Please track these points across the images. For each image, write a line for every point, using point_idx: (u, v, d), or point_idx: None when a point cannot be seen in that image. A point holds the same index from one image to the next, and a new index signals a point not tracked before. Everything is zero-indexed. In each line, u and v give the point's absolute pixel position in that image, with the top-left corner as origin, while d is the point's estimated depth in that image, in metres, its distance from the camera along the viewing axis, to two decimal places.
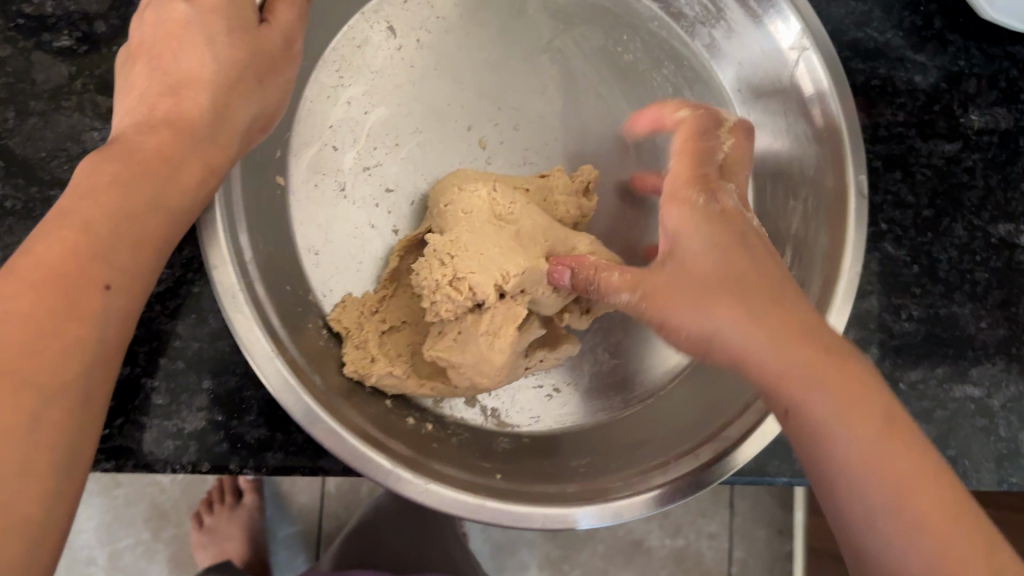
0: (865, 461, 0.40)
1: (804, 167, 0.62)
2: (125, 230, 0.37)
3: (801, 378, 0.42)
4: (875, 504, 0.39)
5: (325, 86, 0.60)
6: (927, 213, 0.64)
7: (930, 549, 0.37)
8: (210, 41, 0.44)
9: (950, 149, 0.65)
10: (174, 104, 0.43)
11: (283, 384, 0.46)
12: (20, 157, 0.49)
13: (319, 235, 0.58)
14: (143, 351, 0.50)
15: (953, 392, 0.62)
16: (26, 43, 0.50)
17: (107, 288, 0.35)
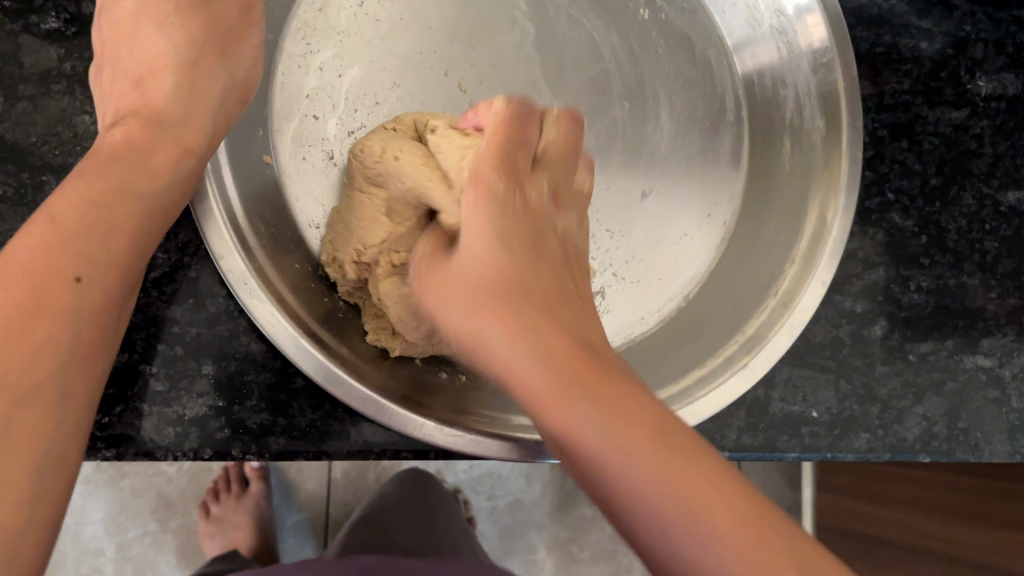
0: (599, 431, 0.33)
1: (800, 137, 0.63)
2: (93, 220, 0.37)
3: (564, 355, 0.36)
4: (600, 458, 0.32)
5: (297, 54, 0.57)
6: (935, 182, 0.63)
7: (687, 515, 0.30)
8: (161, 29, 0.47)
9: (958, 116, 0.64)
10: (140, 95, 0.44)
11: (298, 350, 0.47)
12: (10, 142, 0.48)
13: (314, 211, 0.57)
14: (141, 337, 0.49)
15: (963, 363, 0.61)
16: (13, 25, 0.49)
17: (78, 280, 0.35)
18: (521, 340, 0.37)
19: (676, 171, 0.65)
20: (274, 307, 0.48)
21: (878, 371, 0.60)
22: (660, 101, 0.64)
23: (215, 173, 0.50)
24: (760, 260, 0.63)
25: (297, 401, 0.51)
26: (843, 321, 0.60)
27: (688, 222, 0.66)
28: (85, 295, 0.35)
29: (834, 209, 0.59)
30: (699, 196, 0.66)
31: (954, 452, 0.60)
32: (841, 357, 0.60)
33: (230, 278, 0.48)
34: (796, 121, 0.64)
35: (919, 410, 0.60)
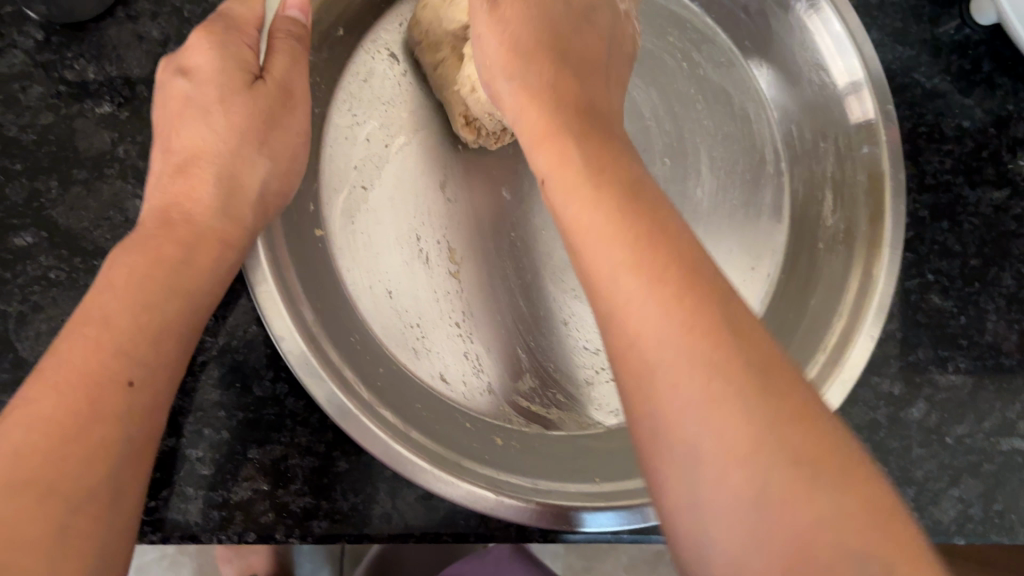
0: (655, 303, 0.32)
1: (844, 193, 0.61)
2: (145, 322, 0.37)
3: (748, 440, 0.29)
4: (696, 443, 0.30)
5: (349, 125, 0.59)
6: (974, 263, 0.63)
7: (799, 505, 0.28)
8: (206, 113, 0.45)
9: (999, 196, 0.64)
10: (185, 182, 0.44)
11: (326, 395, 0.47)
12: (64, 227, 0.48)
13: (368, 269, 0.56)
14: (189, 421, 0.50)
15: (1000, 446, 0.61)
16: (68, 110, 0.49)
17: (130, 384, 0.35)
18: (689, 356, 0.31)
19: (723, 225, 0.64)
20: (331, 385, 0.47)
21: (914, 453, 0.60)
22: (701, 157, 0.64)
23: (268, 232, 0.50)
24: (797, 320, 0.61)
25: (340, 484, 0.51)
26: (880, 402, 0.61)
27: (733, 278, 0.63)
28: (135, 401, 0.35)
29: (879, 267, 0.57)
30: (744, 249, 0.65)
31: (989, 535, 0.59)
32: (878, 440, 0.60)
33: (271, 326, 0.47)
34: (840, 168, 0.62)
35: (954, 492, 0.59)
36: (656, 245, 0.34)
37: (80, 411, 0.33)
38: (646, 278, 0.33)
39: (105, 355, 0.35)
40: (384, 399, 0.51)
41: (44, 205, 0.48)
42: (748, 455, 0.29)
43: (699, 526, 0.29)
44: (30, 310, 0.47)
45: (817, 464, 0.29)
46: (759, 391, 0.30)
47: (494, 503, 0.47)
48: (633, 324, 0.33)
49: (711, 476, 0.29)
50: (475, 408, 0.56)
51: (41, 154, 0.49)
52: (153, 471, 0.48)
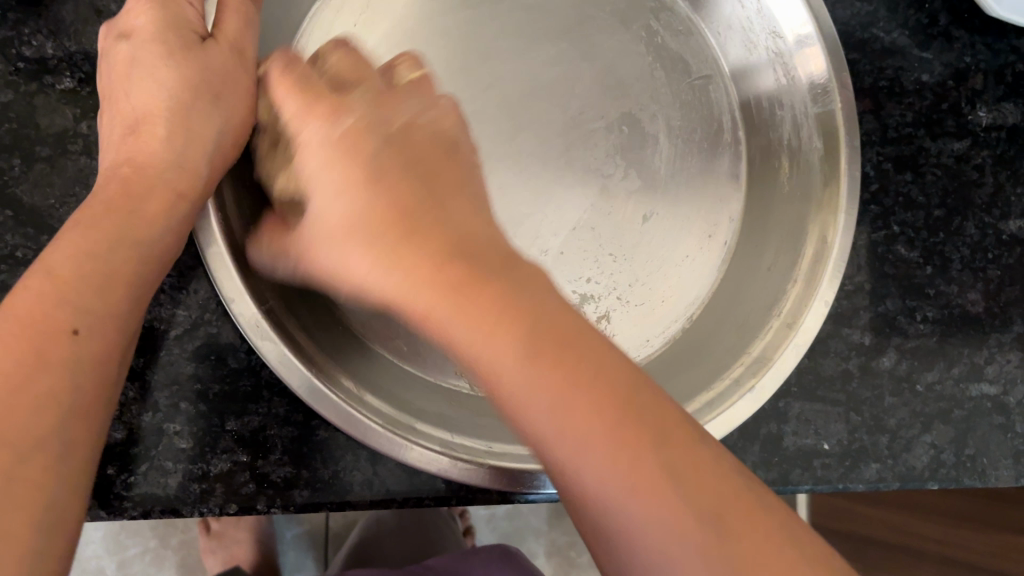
0: (467, 337, 0.34)
1: (799, 158, 0.62)
2: (93, 277, 0.37)
3: (630, 455, 0.30)
4: (585, 477, 0.31)
5: None
6: (938, 213, 0.64)
7: (703, 559, 0.29)
8: (153, 71, 0.45)
9: (959, 147, 0.65)
10: (136, 141, 0.44)
11: (283, 361, 0.48)
12: (29, 205, 0.48)
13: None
14: (164, 395, 0.49)
15: (969, 392, 0.62)
16: (28, 87, 0.48)
17: (75, 334, 0.35)
18: (532, 371, 0.32)
19: (678, 191, 0.65)
20: (283, 346, 0.48)
21: (886, 402, 0.61)
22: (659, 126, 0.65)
23: (217, 193, 0.50)
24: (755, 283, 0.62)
25: (320, 452, 0.51)
26: (851, 353, 0.61)
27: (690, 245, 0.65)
28: (83, 349, 0.35)
29: (833, 230, 0.58)
30: (700, 215, 0.66)
31: (962, 479, 0.60)
32: (851, 390, 0.61)
33: (229, 300, 0.48)
34: (793, 131, 0.62)
35: (927, 439, 0.61)
36: (503, 307, 0.34)
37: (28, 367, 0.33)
38: (511, 335, 0.33)
39: (48, 310, 0.35)
40: (342, 366, 0.52)
41: (8, 183, 0.47)
42: (637, 487, 0.30)
43: (619, 559, 0.31)
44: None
45: (670, 493, 0.30)
46: (640, 441, 0.31)
47: (447, 467, 0.49)
48: (546, 426, 0.32)
49: (633, 530, 0.30)
50: (430, 374, 0.57)
51: (2, 132, 0.48)
52: (129, 447, 0.48)
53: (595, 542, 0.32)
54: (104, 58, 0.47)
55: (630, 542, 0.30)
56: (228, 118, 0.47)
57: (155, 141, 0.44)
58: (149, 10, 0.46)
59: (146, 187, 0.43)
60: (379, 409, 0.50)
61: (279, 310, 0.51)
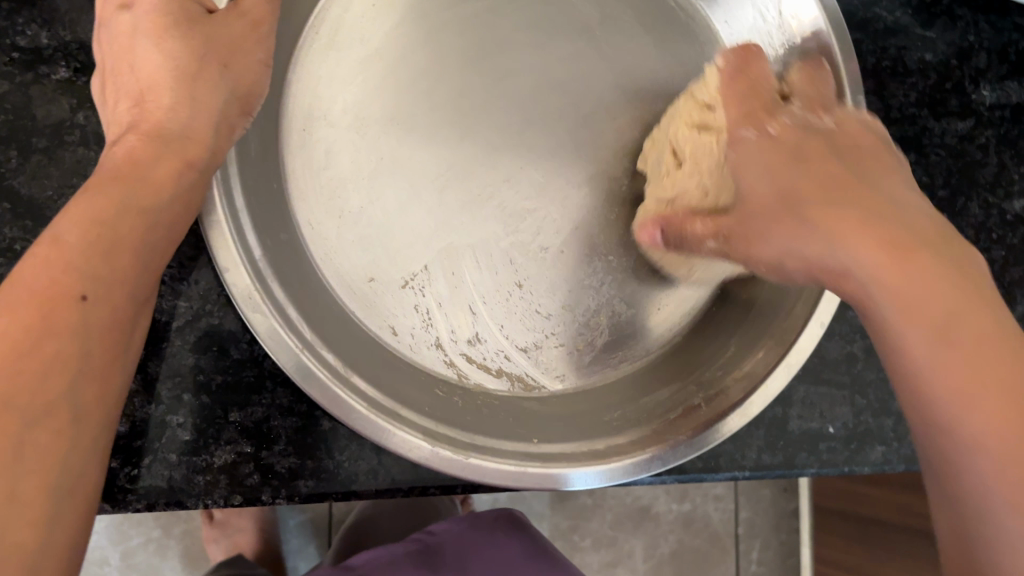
0: (869, 255, 0.38)
1: None
2: (104, 250, 0.35)
3: (963, 359, 0.35)
4: (918, 370, 0.36)
5: (313, 69, 0.58)
6: (942, 194, 0.64)
7: (1013, 441, 0.33)
8: (159, 39, 0.43)
9: (963, 127, 0.64)
10: (142, 113, 0.42)
11: (275, 337, 0.47)
12: (26, 197, 0.47)
13: (327, 219, 0.56)
14: (166, 387, 0.49)
15: None
16: (23, 77, 0.48)
17: (84, 300, 0.34)
18: (884, 260, 0.38)
19: None
20: (273, 319, 0.47)
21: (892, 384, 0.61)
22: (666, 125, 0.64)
23: (222, 169, 0.48)
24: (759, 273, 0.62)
25: (325, 442, 0.51)
26: (856, 336, 0.61)
27: None
28: (91, 316, 0.34)
29: None
30: None
31: None
32: (856, 372, 0.61)
33: (233, 289, 0.47)
34: None
35: None
36: (874, 230, 0.39)
37: (33, 338, 0.32)
38: (876, 245, 0.38)
39: (59, 276, 0.33)
40: (340, 355, 0.51)
41: (4, 174, 0.47)
42: (963, 367, 0.35)
43: (949, 461, 0.35)
44: None
45: (1008, 382, 0.34)
46: (971, 305, 0.36)
47: (430, 454, 0.47)
48: (884, 293, 0.37)
49: (974, 434, 0.34)
50: (421, 361, 0.57)
51: None
52: (132, 439, 0.48)
53: (930, 451, 0.37)
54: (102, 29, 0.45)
55: (961, 423, 0.34)
56: (232, 91, 0.46)
57: (161, 111, 0.42)
58: None
59: (151, 155, 0.40)
60: (365, 394, 0.49)
61: (280, 294, 0.50)
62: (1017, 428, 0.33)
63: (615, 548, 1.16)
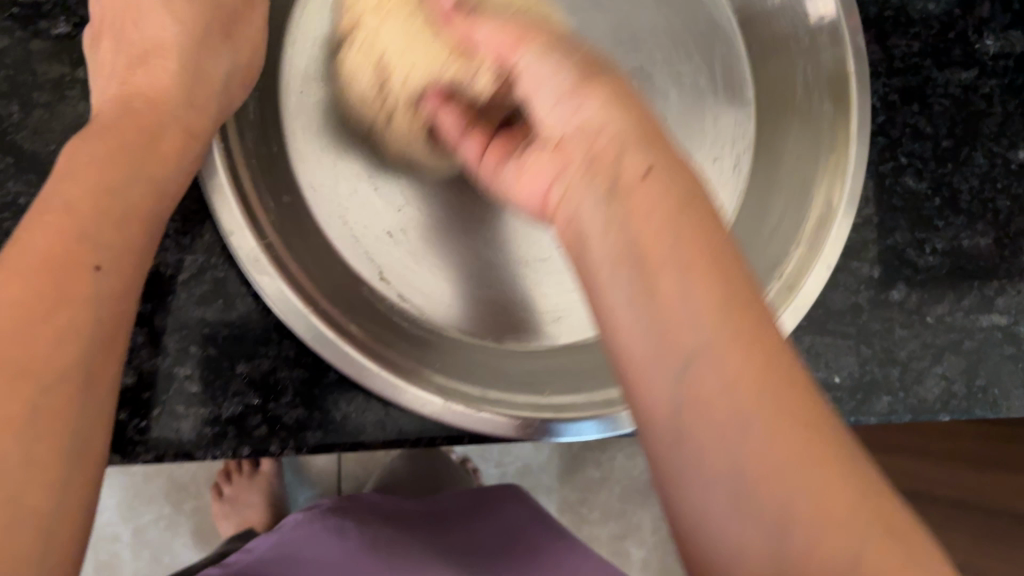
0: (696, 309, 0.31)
1: (806, 100, 0.62)
2: (112, 213, 0.35)
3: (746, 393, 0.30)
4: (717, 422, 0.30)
5: (306, 31, 0.57)
6: (946, 144, 0.63)
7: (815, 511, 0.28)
8: (167, 5, 0.44)
9: (967, 77, 0.64)
10: (146, 71, 0.42)
11: (280, 298, 0.47)
12: (29, 152, 0.47)
13: (331, 181, 0.57)
14: (173, 340, 0.49)
15: (979, 322, 0.62)
16: (23, 33, 0.48)
17: (98, 269, 0.32)
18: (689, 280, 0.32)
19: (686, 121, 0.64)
20: (278, 279, 0.48)
21: (897, 334, 0.61)
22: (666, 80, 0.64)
23: (222, 135, 0.49)
24: (773, 213, 0.62)
25: (331, 394, 0.51)
26: (861, 287, 0.61)
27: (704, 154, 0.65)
28: (106, 284, 0.33)
29: (840, 184, 0.58)
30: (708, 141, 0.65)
31: (974, 409, 0.61)
32: (860, 323, 0.60)
33: (240, 253, 0.48)
34: (808, 90, 0.61)
35: (938, 370, 0.60)
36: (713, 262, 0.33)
37: (47, 296, 0.30)
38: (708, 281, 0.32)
39: (70, 239, 0.32)
40: (348, 310, 0.52)
41: (8, 129, 0.47)
42: (771, 418, 0.29)
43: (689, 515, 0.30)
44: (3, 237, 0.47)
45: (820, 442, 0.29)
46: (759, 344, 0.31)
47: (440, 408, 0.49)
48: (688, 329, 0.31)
49: (723, 506, 0.29)
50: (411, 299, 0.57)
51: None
52: (140, 392, 0.48)
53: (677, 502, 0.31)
54: (101, 3, 0.45)
55: (735, 472, 0.29)
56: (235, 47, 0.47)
57: (164, 71, 0.42)
58: None
59: (159, 122, 0.40)
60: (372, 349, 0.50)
61: (284, 253, 0.50)
62: (814, 478, 0.29)
63: (623, 520, 1.16)
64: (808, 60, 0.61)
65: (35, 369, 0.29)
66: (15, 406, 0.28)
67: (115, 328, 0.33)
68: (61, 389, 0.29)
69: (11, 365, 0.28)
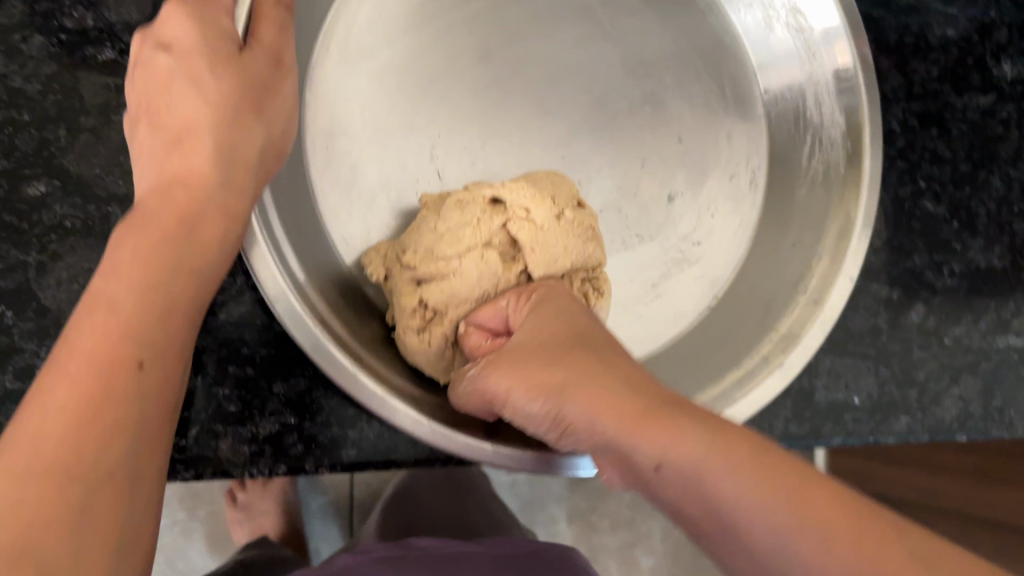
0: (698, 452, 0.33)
1: (812, 129, 0.62)
2: (155, 303, 0.35)
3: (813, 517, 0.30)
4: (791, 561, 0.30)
5: (331, 82, 0.56)
6: (964, 168, 0.65)
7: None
8: (196, 79, 0.41)
9: (985, 101, 0.65)
10: (180, 157, 0.39)
11: (328, 358, 0.45)
12: (75, 175, 0.48)
13: (360, 234, 0.57)
14: (212, 360, 0.50)
15: (995, 344, 0.63)
16: (69, 59, 0.49)
17: (141, 365, 0.33)
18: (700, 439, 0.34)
19: (690, 138, 0.63)
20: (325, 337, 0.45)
21: (915, 356, 0.62)
22: (677, 98, 0.63)
23: (261, 207, 0.45)
24: (784, 240, 0.63)
25: (365, 413, 0.52)
26: (880, 309, 0.62)
27: (713, 189, 0.65)
28: (147, 381, 0.33)
29: (856, 204, 0.58)
30: (717, 163, 0.65)
31: (990, 430, 0.62)
32: (880, 345, 0.62)
33: (279, 311, 0.45)
34: (821, 130, 0.62)
35: (955, 391, 0.62)
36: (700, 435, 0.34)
37: (93, 392, 0.31)
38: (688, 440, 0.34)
39: (111, 335, 0.33)
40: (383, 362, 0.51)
41: (55, 154, 0.48)
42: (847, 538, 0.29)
43: None
44: (49, 259, 0.48)
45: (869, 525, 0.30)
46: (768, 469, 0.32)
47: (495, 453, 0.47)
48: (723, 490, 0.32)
49: None
50: None
51: (46, 103, 0.48)
52: (182, 411, 0.49)
53: None
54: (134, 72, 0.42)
55: None
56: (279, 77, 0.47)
57: (204, 155, 0.40)
58: (184, 18, 0.41)
59: None
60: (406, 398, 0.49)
61: (319, 305, 0.48)
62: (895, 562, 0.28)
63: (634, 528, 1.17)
64: (815, 89, 0.61)
65: (86, 469, 0.30)
66: (61, 505, 0.29)
67: (158, 422, 0.33)
68: (108, 486, 0.30)
69: (50, 469, 0.29)
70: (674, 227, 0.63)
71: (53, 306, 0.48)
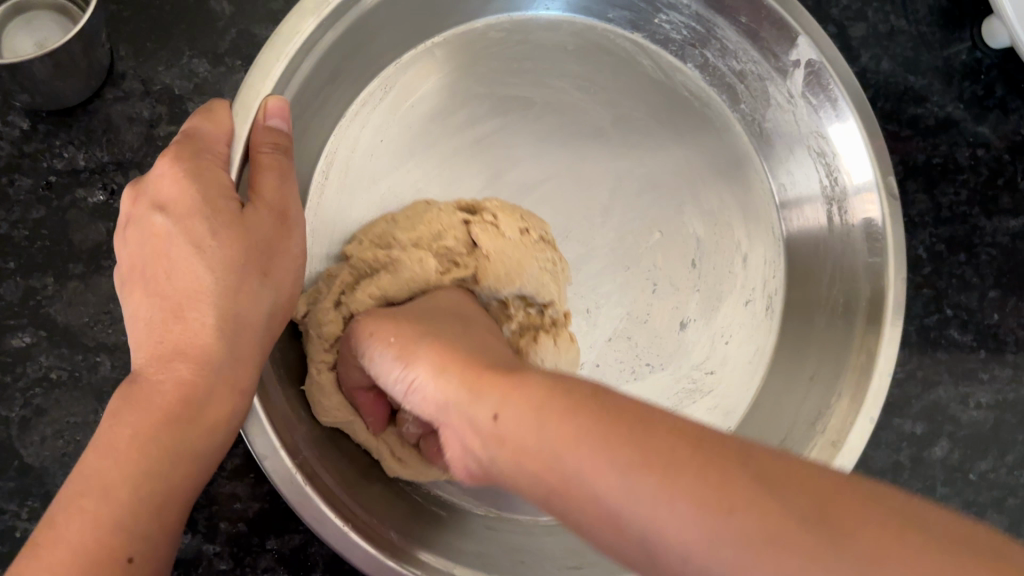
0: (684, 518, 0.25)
1: (840, 257, 0.57)
2: (142, 506, 0.34)
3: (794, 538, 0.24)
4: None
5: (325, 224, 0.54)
6: (993, 294, 0.62)
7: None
8: (198, 248, 0.39)
9: (1016, 225, 0.62)
10: (181, 331, 0.38)
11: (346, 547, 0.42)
12: (62, 325, 0.46)
13: None
14: (202, 517, 0.48)
15: (1023, 479, 0.60)
16: (60, 202, 0.47)
17: (128, 562, 0.33)
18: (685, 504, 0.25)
19: (701, 256, 0.59)
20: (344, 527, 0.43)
21: (939, 493, 0.59)
22: (692, 219, 0.59)
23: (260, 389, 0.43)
24: (802, 373, 0.57)
25: None
26: (903, 444, 0.60)
27: (731, 311, 0.60)
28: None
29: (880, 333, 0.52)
30: (735, 288, 0.60)
31: None
32: (902, 482, 0.59)
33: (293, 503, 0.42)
34: (844, 268, 0.57)
35: None
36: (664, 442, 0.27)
37: None
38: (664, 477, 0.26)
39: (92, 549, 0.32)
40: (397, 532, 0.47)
41: (42, 303, 0.46)
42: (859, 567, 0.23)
43: None
44: (33, 414, 0.46)
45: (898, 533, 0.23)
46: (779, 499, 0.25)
47: None
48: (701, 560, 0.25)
49: None
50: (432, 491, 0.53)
51: (34, 250, 0.46)
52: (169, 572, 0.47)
53: None
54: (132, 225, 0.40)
55: None
56: None
57: (201, 343, 0.38)
58: (181, 179, 0.39)
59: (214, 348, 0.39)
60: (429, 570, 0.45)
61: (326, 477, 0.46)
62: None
63: None
64: (841, 213, 0.57)
65: None
66: None
67: None
68: None
69: None
70: (687, 355, 0.58)
71: (37, 464, 0.45)
